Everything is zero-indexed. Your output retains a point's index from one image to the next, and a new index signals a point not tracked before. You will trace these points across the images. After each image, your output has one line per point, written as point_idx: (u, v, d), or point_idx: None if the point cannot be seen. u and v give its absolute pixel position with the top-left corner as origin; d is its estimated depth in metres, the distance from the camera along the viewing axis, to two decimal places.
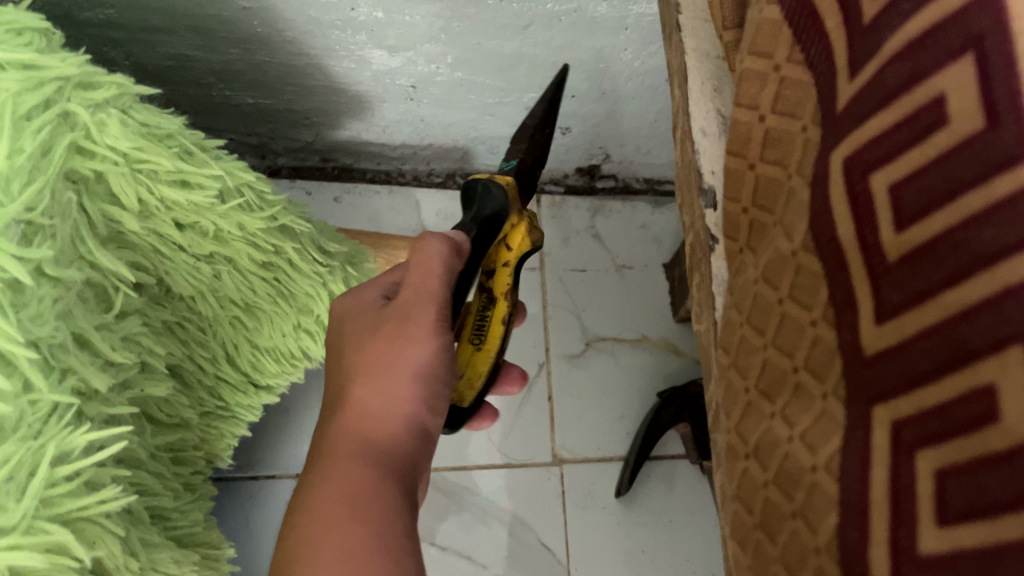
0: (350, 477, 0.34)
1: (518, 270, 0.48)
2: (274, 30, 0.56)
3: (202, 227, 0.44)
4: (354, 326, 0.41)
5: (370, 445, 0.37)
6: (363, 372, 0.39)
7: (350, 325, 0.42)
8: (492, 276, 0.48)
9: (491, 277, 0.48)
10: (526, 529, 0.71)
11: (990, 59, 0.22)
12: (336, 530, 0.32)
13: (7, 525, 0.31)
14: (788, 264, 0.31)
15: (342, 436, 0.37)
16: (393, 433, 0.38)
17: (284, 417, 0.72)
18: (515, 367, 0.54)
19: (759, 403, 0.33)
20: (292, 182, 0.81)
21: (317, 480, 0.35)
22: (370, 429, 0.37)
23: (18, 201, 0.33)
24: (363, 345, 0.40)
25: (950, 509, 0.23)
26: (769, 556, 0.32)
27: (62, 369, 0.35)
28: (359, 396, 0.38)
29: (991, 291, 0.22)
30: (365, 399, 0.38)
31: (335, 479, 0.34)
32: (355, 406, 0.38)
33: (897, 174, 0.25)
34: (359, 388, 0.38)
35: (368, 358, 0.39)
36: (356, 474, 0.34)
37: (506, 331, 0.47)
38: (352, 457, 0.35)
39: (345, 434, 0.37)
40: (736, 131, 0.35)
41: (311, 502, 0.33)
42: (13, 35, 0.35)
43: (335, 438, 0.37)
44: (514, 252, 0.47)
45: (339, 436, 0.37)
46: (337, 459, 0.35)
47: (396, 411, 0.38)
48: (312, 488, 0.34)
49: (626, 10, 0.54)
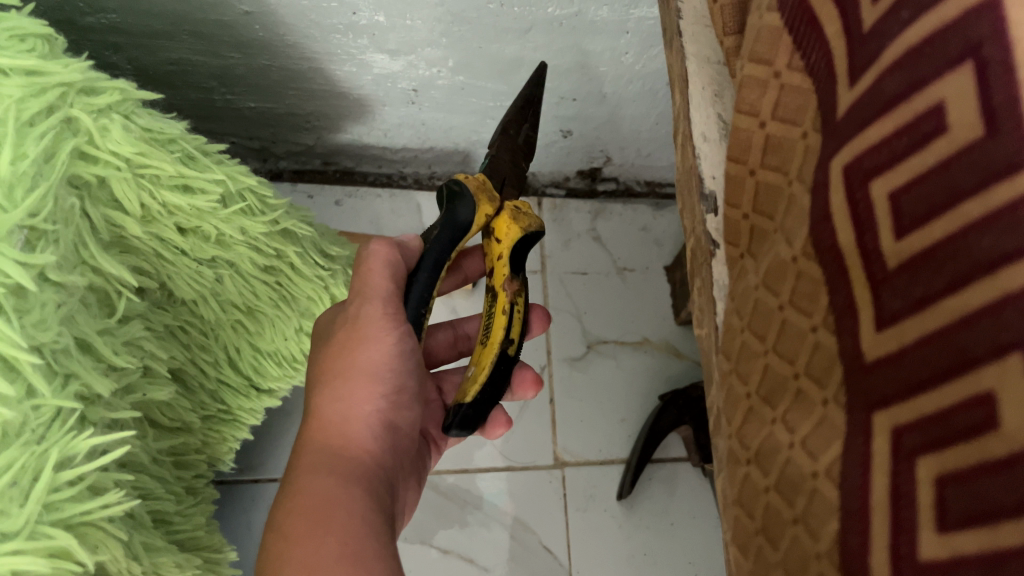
0: (311, 482, 0.35)
1: (518, 260, 0.47)
2: (276, 34, 0.56)
3: (204, 232, 0.45)
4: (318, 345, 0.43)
5: (331, 451, 0.37)
6: (321, 385, 0.40)
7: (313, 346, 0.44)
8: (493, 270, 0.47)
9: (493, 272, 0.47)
10: (527, 531, 0.72)
11: (989, 67, 0.22)
12: (299, 533, 0.32)
13: (10, 531, 0.31)
14: (788, 269, 0.31)
15: (303, 447, 0.38)
16: (355, 438, 0.39)
17: (286, 420, 0.72)
18: (528, 371, 0.54)
19: (760, 409, 0.33)
20: (294, 185, 0.80)
21: (281, 489, 0.36)
22: (331, 436, 0.38)
23: (21, 207, 0.33)
24: (320, 361, 0.41)
25: (951, 515, 0.23)
26: (770, 561, 0.32)
27: (65, 374, 0.35)
28: (318, 408, 0.39)
29: (990, 298, 0.22)
30: (325, 408, 0.39)
31: (297, 486, 0.35)
32: (316, 416, 0.39)
33: (896, 181, 0.25)
34: (318, 401, 0.40)
35: (326, 371, 0.41)
36: (314, 479, 0.35)
37: (512, 323, 0.46)
38: (312, 464, 0.36)
39: (305, 444, 0.38)
40: (736, 137, 0.35)
41: (275, 511, 0.34)
42: (15, 42, 0.36)
43: (297, 449, 0.38)
44: (505, 242, 0.46)
45: (300, 447, 0.38)
46: (298, 468, 0.36)
47: (356, 418, 0.39)
48: (277, 497, 0.35)
49: (626, 14, 0.54)
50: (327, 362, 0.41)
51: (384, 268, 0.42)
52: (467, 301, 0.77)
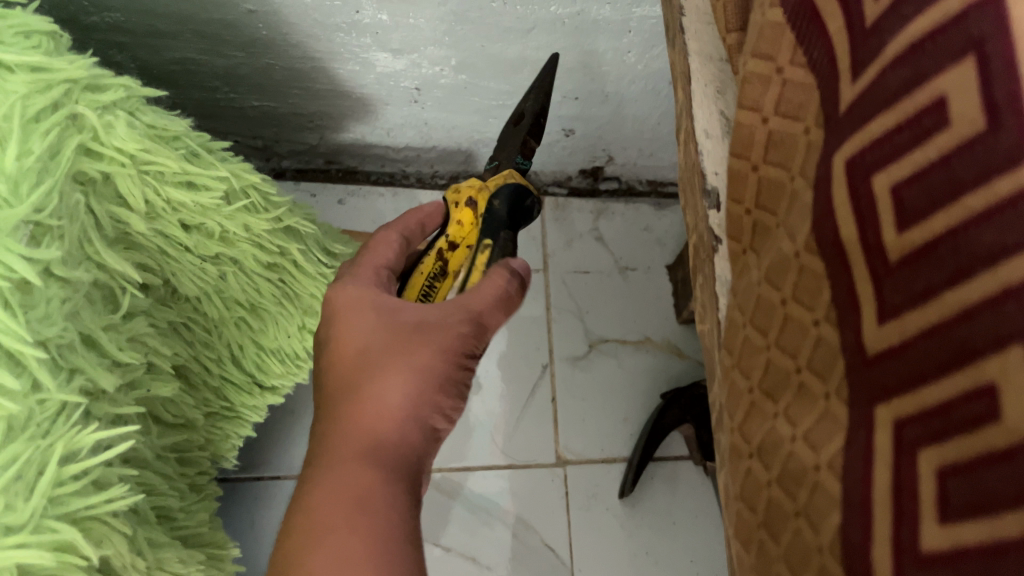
0: (353, 471, 0.34)
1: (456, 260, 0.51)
2: (280, 33, 0.57)
3: (207, 228, 0.45)
4: (360, 318, 0.40)
5: (374, 438, 0.36)
6: (371, 366, 0.39)
7: (353, 314, 0.41)
8: (455, 246, 0.47)
9: (454, 247, 0.47)
10: (529, 530, 0.72)
11: (991, 62, 0.22)
12: (337, 526, 0.32)
13: (16, 524, 0.31)
14: (790, 265, 0.31)
15: (344, 427, 0.37)
16: (400, 427, 0.37)
17: (289, 417, 0.72)
18: None
19: (761, 404, 0.33)
20: (297, 185, 0.81)
21: (317, 468, 0.35)
22: (379, 424, 0.37)
23: (27, 203, 0.33)
24: (373, 340, 0.39)
25: (953, 508, 0.23)
26: (771, 555, 0.32)
27: (70, 369, 0.36)
28: (367, 390, 0.38)
29: (991, 291, 0.22)
30: (376, 392, 0.37)
31: (338, 472, 0.34)
32: (363, 398, 0.37)
33: (898, 176, 0.25)
34: (366, 382, 0.38)
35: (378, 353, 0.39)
36: (357, 467, 0.34)
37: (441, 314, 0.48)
38: (355, 451, 0.35)
39: (348, 425, 0.37)
40: (738, 134, 0.35)
41: (309, 491, 0.34)
42: (21, 38, 0.36)
43: (337, 428, 0.37)
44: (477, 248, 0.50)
45: (342, 428, 0.37)
46: (340, 452, 0.35)
47: (405, 408, 0.37)
48: (310, 476, 0.35)
49: (629, 14, 0.54)
50: (382, 345, 0.39)
51: (496, 303, 0.42)
52: None
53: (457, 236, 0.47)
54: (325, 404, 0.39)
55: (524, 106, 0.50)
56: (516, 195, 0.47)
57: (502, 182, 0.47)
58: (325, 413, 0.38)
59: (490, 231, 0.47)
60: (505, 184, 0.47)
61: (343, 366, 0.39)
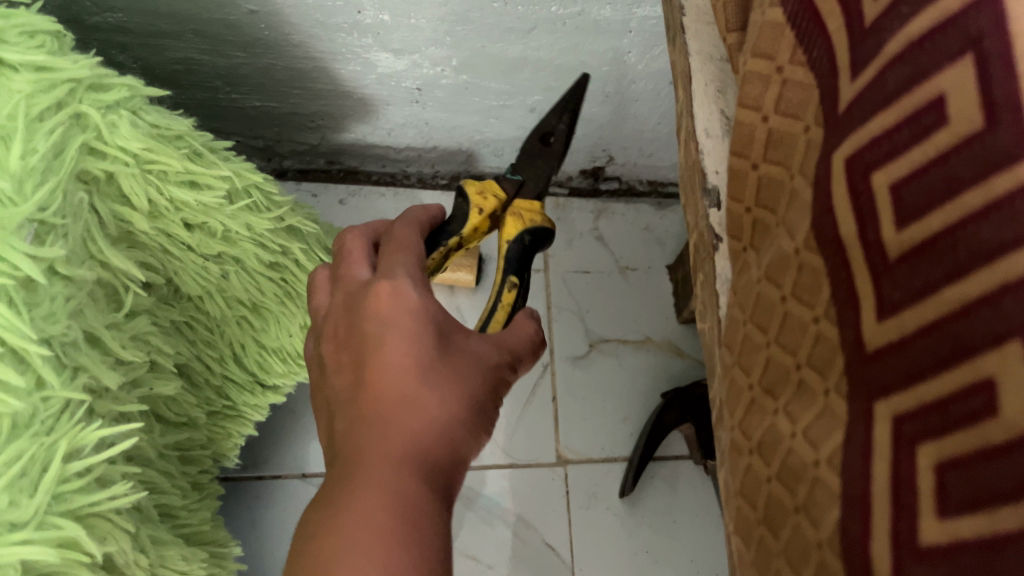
0: (404, 493, 0.30)
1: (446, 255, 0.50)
2: (281, 34, 0.57)
3: (210, 228, 0.45)
4: (412, 319, 0.36)
5: (421, 457, 0.32)
6: (422, 374, 0.34)
7: (402, 313, 0.36)
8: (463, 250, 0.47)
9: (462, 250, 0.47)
10: (530, 529, 0.72)
11: (989, 61, 0.22)
12: (387, 556, 0.28)
13: (20, 521, 0.31)
14: (790, 262, 0.31)
15: (389, 441, 0.32)
16: (444, 437, 0.33)
17: (290, 416, 0.73)
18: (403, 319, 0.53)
19: (762, 400, 0.33)
20: (298, 184, 0.81)
21: (357, 485, 0.31)
22: (422, 431, 0.33)
23: (31, 201, 0.33)
24: (425, 346, 0.35)
25: (950, 502, 0.23)
26: (771, 550, 0.32)
27: (73, 367, 0.36)
28: (416, 400, 0.34)
29: (989, 287, 0.22)
30: (425, 405, 0.34)
31: (387, 493, 0.30)
32: (410, 409, 0.33)
33: (896, 174, 0.25)
34: (415, 390, 0.34)
35: (430, 363, 0.35)
36: (408, 489, 0.31)
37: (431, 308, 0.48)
38: (403, 469, 0.31)
39: (393, 437, 0.32)
40: (738, 133, 0.35)
41: (350, 511, 0.30)
42: (25, 38, 0.36)
43: (380, 440, 0.32)
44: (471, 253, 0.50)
45: (386, 440, 0.32)
46: (387, 469, 0.31)
47: (452, 419, 0.34)
48: (349, 492, 0.30)
49: (629, 14, 0.55)
50: (434, 355, 0.35)
51: (530, 350, 0.41)
52: (469, 299, 0.78)
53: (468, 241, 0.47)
54: (357, 407, 0.34)
55: (557, 126, 0.50)
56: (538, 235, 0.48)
57: (536, 220, 0.48)
58: (359, 417, 0.34)
59: (516, 269, 0.48)
60: (539, 224, 0.48)
61: (384, 366, 0.34)
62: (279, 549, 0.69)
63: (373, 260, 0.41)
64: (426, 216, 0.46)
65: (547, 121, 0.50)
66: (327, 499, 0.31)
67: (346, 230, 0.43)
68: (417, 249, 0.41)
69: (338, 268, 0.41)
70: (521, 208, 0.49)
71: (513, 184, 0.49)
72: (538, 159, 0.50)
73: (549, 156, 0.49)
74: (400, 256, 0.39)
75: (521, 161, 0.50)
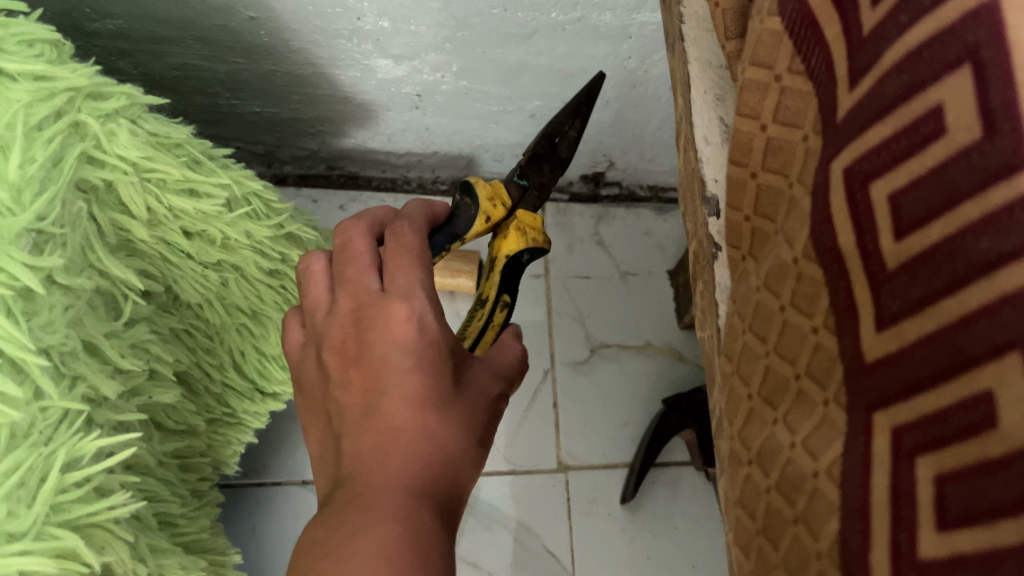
0: (413, 523, 0.31)
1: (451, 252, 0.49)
2: (281, 39, 0.57)
3: (209, 235, 0.45)
4: (428, 348, 0.36)
5: (429, 487, 0.33)
6: (433, 403, 0.34)
7: (417, 340, 0.35)
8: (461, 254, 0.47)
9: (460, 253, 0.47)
10: (531, 536, 0.71)
11: (985, 70, 0.22)
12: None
13: (18, 532, 0.31)
14: (789, 271, 0.31)
15: (398, 471, 0.32)
16: (450, 464, 0.34)
17: (289, 423, 0.72)
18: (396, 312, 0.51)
19: (761, 410, 0.33)
20: (299, 190, 0.82)
21: (366, 516, 0.31)
22: (431, 456, 0.33)
23: (29, 211, 0.33)
24: (435, 376, 0.35)
25: (950, 514, 0.23)
26: (771, 561, 0.32)
27: (72, 376, 0.36)
28: (424, 431, 0.34)
29: (986, 298, 0.22)
30: (433, 436, 0.34)
31: (398, 524, 0.30)
32: (418, 441, 0.33)
33: (894, 184, 0.25)
34: (424, 420, 0.34)
35: (439, 393, 0.35)
36: (418, 521, 0.31)
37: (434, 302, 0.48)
38: (412, 500, 0.32)
39: (403, 468, 0.32)
40: (737, 140, 0.35)
41: (362, 542, 0.30)
42: (24, 47, 0.36)
43: (388, 470, 0.32)
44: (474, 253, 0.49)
45: (395, 470, 0.32)
46: (397, 499, 0.31)
47: (459, 447, 0.34)
48: (359, 523, 0.30)
49: (629, 19, 0.55)
50: (445, 386, 0.35)
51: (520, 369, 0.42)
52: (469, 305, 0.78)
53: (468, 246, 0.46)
54: (367, 433, 0.34)
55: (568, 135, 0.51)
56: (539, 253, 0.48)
57: (539, 240, 0.48)
58: (369, 443, 0.33)
59: (511, 287, 0.48)
60: (540, 243, 0.48)
61: (397, 393, 0.34)
62: (279, 555, 0.68)
63: (378, 265, 0.39)
64: (431, 214, 0.45)
65: (561, 125, 0.51)
66: (337, 528, 0.31)
67: (349, 221, 0.41)
68: (425, 257, 0.40)
69: (342, 269, 0.39)
70: (526, 223, 0.48)
71: (519, 189, 0.49)
72: (547, 164, 0.50)
73: (556, 162, 0.50)
74: (412, 272, 0.38)
75: (528, 166, 0.49)
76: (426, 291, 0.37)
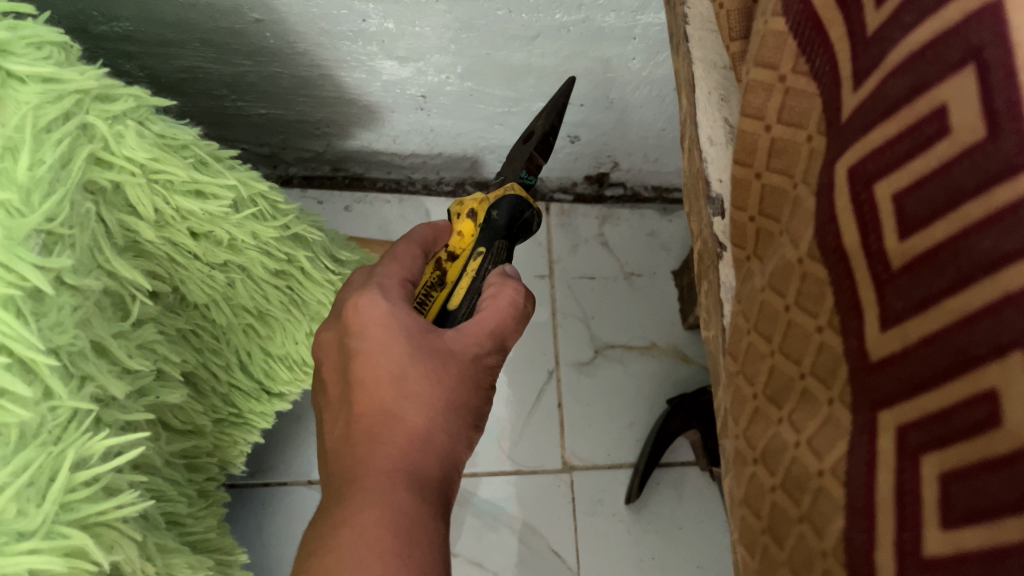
0: (388, 497, 0.33)
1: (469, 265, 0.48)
2: (286, 42, 0.57)
3: (216, 236, 0.45)
4: (386, 336, 0.38)
5: (405, 463, 0.35)
6: (399, 388, 0.37)
7: (373, 330, 0.38)
8: (454, 257, 0.47)
9: (454, 258, 0.47)
10: (536, 536, 0.72)
11: (991, 71, 0.22)
12: (373, 544, 0.32)
13: (28, 530, 0.31)
14: (794, 271, 0.31)
15: (373, 451, 0.35)
16: (421, 438, 0.36)
17: (295, 424, 0.73)
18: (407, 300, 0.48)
19: (766, 409, 0.33)
20: (304, 191, 0.82)
21: (347, 495, 0.34)
22: (399, 434, 0.36)
23: (38, 212, 0.33)
24: (400, 361, 0.38)
25: (954, 513, 0.23)
26: (776, 559, 0.32)
27: (81, 376, 0.36)
28: (395, 413, 0.36)
29: (992, 298, 0.22)
30: (403, 416, 0.36)
31: (375, 501, 0.33)
32: (390, 423, 0.36)
33: (899, 184, 0.25)
34: (394, 403, 0.37)
35: (406, 376, 0.37)
36: (388, 491, 0.33)
37: (454, 293, 0.45)
38: (390, 480, 0.34)
39: (376, 449, 0.35)
40: (742, 141, 0.35)
41: (344, 522, 0.33)
42: (33, 49, 0.36)
43: (368, 455, 0.35)
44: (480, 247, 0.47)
45: (371, 451, 0.35)
46: (373, 477, 0.34)
47: (426, 422, 0.37)
48: (342, 502, 0.33)
49: (633, 21, 0.55)
50: (410, 369, 0.37)
51: (514, 317, 0.42)
52: None
53: (458, 247, 0.47)
54: (344, 424, 0.37)
55: (535, 126, 0.51)
56: (514, 207, 0.48)
57: (499, 196, 0.48)
58: (346, 432, 0.37)
59: (486, 238, 0.47)
60: (500, 197, 0.48)
61: (363, 384, 0.37)
62: (285, 554, 0.69)
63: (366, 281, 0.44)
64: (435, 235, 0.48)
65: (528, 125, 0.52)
66: (326, 512, 0.34)
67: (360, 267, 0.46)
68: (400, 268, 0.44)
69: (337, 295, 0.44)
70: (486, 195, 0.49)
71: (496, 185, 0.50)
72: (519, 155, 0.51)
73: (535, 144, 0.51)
74: (377, 278, 0.42)
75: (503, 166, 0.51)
76: (382, 284, 0.41)
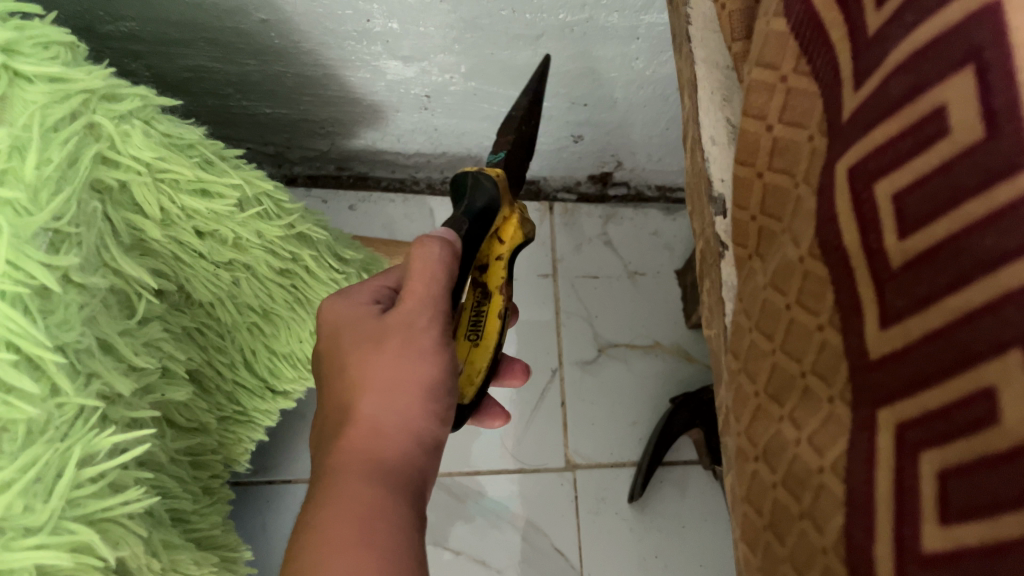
0: (333, 487, 0.34)
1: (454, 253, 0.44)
2: (291, 41, 0.57)
3: (221, 235, 0.45)
4: (341, 331, 0.40)
5: (355, 452, 0.36)
6: (353, 380, 0.38)
7: (331, 328, 0.40)
8: None
9: None
10: (539, 534, 0.72)
11: (991, 72, 0.22)
12: (312, 534, 0.32)
13: (34, 525, 0.32)
14: (795, 270, 0.31)
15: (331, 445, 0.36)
16: (371, 427, 0.37)
17: (300, 421, 0.73)
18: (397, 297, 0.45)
19: (768, 407, 0.33)
20: (308, 190, 0.83)
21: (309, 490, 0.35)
22: (351, 425, 0.37)
23: (45, 210, 0.34)
24: (352, 353, 0.39)
25: (953, 508, 0.23)
26: (777, 556, 0.32)
27: (88, 373, 0.36)
28: (350, 406, 0.38)
29: (992, 296, 0.22)
30: (358, 408, 0.37)
31: (322, 493, 0.34)
32: (349, 418, 0.37)
33: (900, 183, 0.25)
34: (349, 396, 0.38)
35: (357, 367, 0.38)
36: (336, 481, 0.34)
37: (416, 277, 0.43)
38: (337, 470, 0.35)
39: (333, 442, 0.37)
40: (744, 140, 0.35)
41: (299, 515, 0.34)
42: (40, 49, 0.36)
43: (327, 450, 0.37)
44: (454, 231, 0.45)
45: (329, 446, 0.37)
46: (326, 470, 0.35)
47: (375, 410, 0.37)
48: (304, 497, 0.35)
49: (637, 20, 0.55)
50: (363, 359, 0.38)
51: (429, 265, 0.39)
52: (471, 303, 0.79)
53: None
54: (320, 423, 0.40)
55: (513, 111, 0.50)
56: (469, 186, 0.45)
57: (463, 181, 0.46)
58: (320, 431, 0.39)
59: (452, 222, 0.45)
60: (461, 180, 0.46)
61: (329, 383, 0.39)
62: None
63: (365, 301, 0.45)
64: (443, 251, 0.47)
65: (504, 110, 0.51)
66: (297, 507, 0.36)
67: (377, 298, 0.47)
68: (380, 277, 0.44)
69: None
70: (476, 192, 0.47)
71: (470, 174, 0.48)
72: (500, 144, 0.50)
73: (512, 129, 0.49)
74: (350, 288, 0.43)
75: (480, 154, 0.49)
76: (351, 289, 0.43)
